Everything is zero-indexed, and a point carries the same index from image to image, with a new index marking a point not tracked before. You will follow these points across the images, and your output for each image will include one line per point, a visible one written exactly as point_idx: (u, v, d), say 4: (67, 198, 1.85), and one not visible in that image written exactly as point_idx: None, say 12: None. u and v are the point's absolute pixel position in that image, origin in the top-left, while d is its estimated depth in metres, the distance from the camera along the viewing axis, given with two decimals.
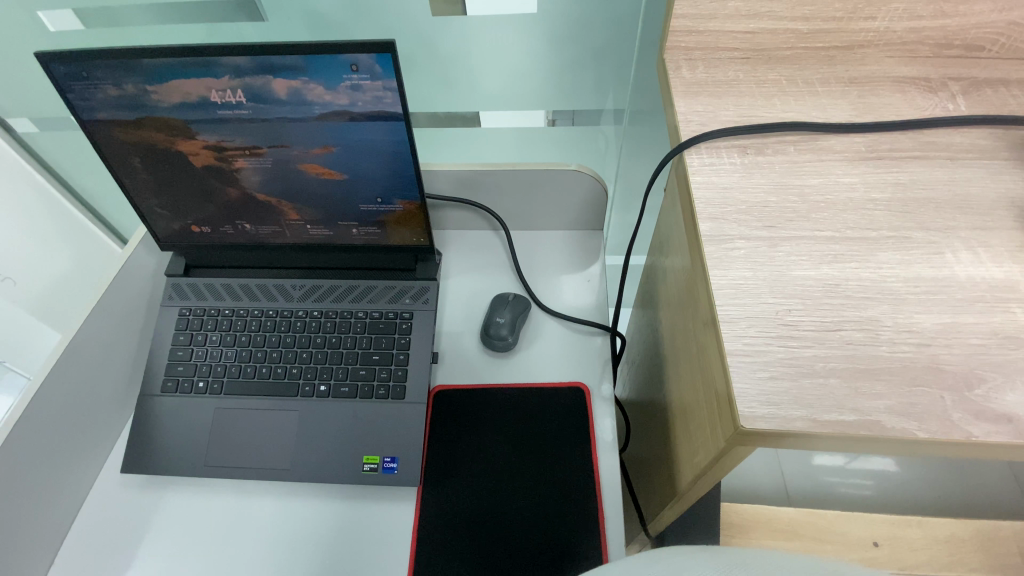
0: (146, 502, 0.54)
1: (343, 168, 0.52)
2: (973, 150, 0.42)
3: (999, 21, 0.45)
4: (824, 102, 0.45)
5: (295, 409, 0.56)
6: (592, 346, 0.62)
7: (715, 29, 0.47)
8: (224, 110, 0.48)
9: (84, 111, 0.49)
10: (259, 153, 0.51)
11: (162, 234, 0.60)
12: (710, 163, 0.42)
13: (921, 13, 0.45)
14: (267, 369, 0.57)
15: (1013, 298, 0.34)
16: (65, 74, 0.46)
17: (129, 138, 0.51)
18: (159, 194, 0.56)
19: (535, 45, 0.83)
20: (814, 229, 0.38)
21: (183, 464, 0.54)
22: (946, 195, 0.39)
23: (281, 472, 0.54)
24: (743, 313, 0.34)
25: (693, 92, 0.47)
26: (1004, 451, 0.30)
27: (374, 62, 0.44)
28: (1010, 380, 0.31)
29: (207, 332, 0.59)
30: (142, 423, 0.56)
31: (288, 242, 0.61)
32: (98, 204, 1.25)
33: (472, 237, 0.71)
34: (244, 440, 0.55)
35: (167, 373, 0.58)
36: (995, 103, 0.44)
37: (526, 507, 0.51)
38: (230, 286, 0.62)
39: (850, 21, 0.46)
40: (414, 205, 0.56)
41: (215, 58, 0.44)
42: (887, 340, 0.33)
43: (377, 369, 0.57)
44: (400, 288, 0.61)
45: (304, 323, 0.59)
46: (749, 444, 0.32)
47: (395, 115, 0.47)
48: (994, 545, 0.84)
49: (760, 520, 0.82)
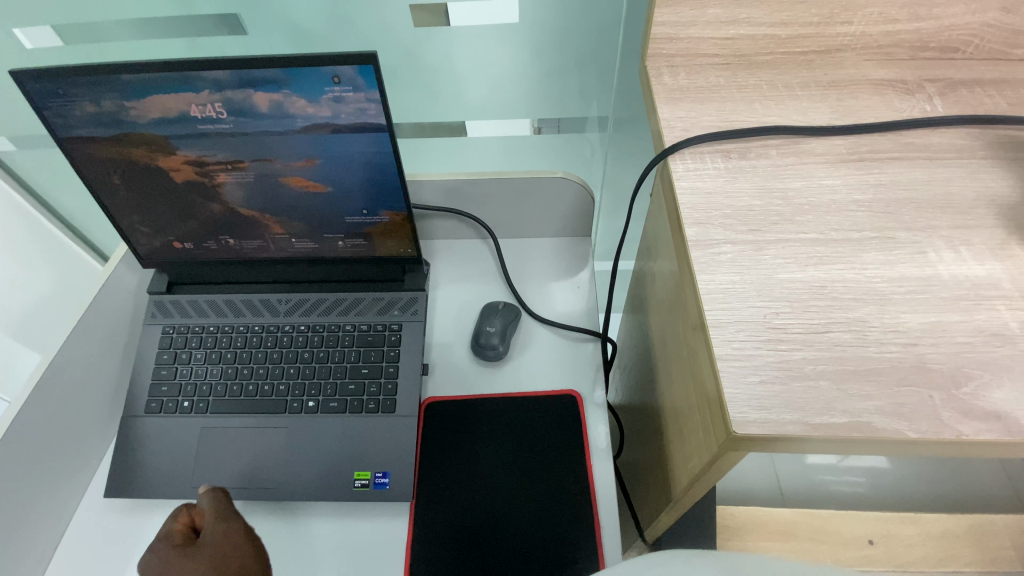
0: (132, 525, 0.52)
1: (327, 180, 0.52)
2: (952, 149, 0.42)
3: (971, 22, 0.46)
4: (804, 106, 0.46)
5: (283, 426, 0.55)
6: (583, 352, 0.61)
7: (695, 36, 0.48)
8: (205, 125, 0.47)
9: (62, 128, 0.48)
10: (241, 167, 0.51)
11: (143, 251, 0.59)
12: (695, 167, 0.42)
13: (896, 16, 0.46)
14: (253, 387, 0.56)
15: (996, 295, 0.35)
16: (42, 92, 0.45)
17: (108, 155, 0.50)
18: (138, 210, 0.55)
19: (520, 54, 0.83)
20: (798, 231, 0.38)
21: (168, 487, 0.53)
22: (927, 195, 0.40)
23: (270, 491, 0.52)
24: (732, 318, 0.34)
25: (676, 98, 0.47)
26: (994, 449, 0.30)
27: (357, 73, 0.43)
28: (998, 377, 0.31)
29: (192, 349, 0.58)
30: (125, 446, 0.54)
31: (273, 256, 0.60)
32: (64, 207, 1.19)
33: (460, 245, 0.71)
34: (232, 460, 0.54)
35: (151, 393, 0.56)
36: (972, 103, 0.45)
37: (521, 520, 0.50)
38: (215, 302, 0.60)
39: (827, 26, 0.47)
40: (400, 216, 0.55)
41: (194, 73, 0.44)
42: (875, 341, 0.33)
43: (366, 383, 0.56)
44: (388, 300, 0.60)
45: (290, 338, 0.58)
46: (742, 449, 0.31)
47: (380, 127, 0.47)
48: (987, 538, 0.86)
49: (754, 523, 0.82)
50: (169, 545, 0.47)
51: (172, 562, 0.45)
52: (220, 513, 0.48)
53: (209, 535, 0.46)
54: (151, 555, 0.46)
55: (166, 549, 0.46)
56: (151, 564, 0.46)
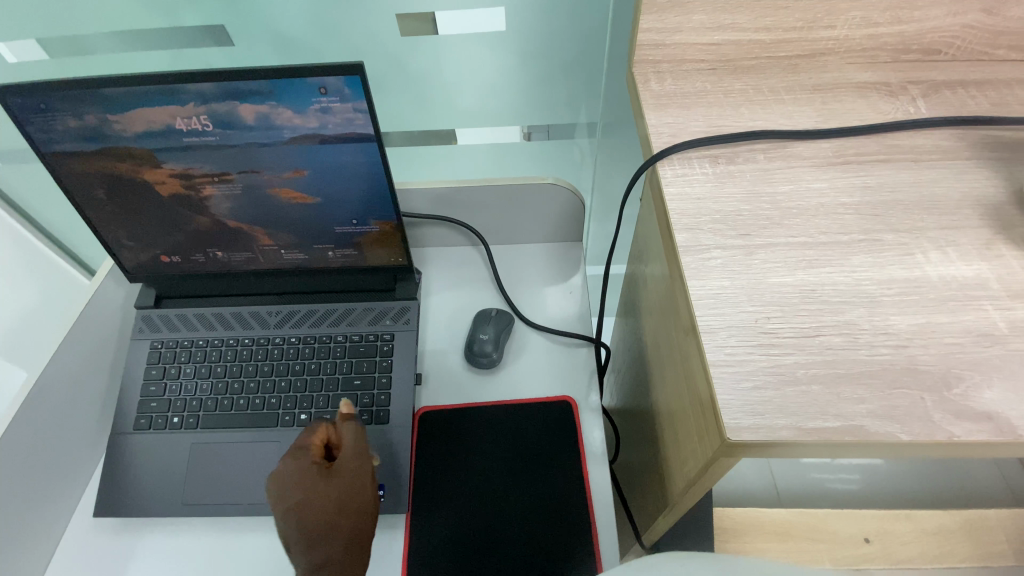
0: (122, 545, 0.51)
1: (316, 191, 0.52)
2: (936, 151, 0.43)
3: (952, 24, 0.47)
4: (790, 109, 0.46)
5: (275, 440, 0.54)
6: (577, 357, 0.61)
7: (680, 42, 0.48)
8: (190, 138, 0.47)
9: (44, 143, 0.47)
10: (228, 180, 0.50)
11: (130, 265, 0.58)
12: (683, 173, 0.42)
13: (879, 20, 0.47)
14: (244, 401, 0.56)
15: (983, 295, 0.35)
16: (24, 108, 0.45)
17: (92, 169, 0.49)
18: (124, 225, 0.54)
19: (508, 61, 0.83)
20: (788, 235, 0.38)
21: (158, 505, 0.52)
22: (913, 196, 0.40)
23: (263, 506, 0.52)
24: (724, 323, 0.34)
25: (663, 103, 0.47)
26: (986, 450, 0.30)
27: (343, 84, 0.43)
28: (987, 377, 0.32)
29: (180, 364, 0.57)
30: (114, 464, 0.53)
31: (262, 268, 0.59)
32: (49, 222, 1.18)
33: (451, 253, 0.71)
34: (223, 476, 0.53)
35: (140, 410, 0.55)
36: (955, 104, 0.46)
37: (517, 529, 0.50)
38: (204, 316, 0.60)
39: (811, 30, 0.47)
40: (390, 225, 0.55)
41: (178, 85, 0.43)
42: (866, 344, 0.33)
43: (358, 395, 0.56)
44: (380, 309, 0.60)
45: (281, 350, 0.58)
46: (736, 455, 0.31)
47: (368, 137, 0.47)
48: (981, 533, 0.86)
49: (752, 524, 0.82)
50: (307, 456, 0.47)
51: (306, 474, 0.46)
52: (357, 448, 0.48)
53: (344, 464, 0.47)
54: (286, 462, 0.47)
55: (305, 460, 0.47)
56: (283, 470, 0.46)
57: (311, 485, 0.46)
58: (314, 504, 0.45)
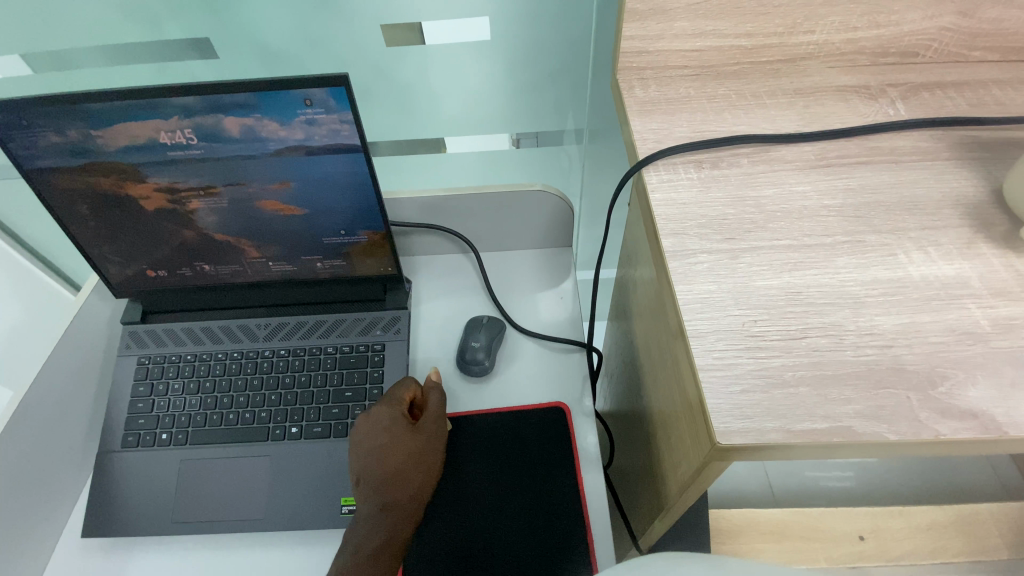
0: (110, 566, 0.50)
1: (303, 203, 0.51)
2: (916, 152, 0.43)
3: (929, 27, 0.47)
4: (773, 114, 0.47)
5: (266, 454, 0.53)
6: (569, 363, 0.61)
7: (663, 49, 0.48)
8: (175, 151, 0.47)
9: (26, 160, 0.47)
10: (214, 193, 0.50)
11: (116, 281, 0.58)
12: (669, 179, 0.43)
13: (857, 24, 0.47)
14: (234, 416, 0.55)
15: (966, 294, 0.35)
16: (5, 124, 0.44)
17: (76, 185, 0.49)
18: (109, 240, 0.54)
19: (493, 70, 0.84)
20: (773, 238, 0.39)
21: (147, 525, 0.51)
22: (895, 197, 0.41)
23: (254, 523, 0.51)
24: (711, 327, 0.35)
25: (647, 110, 0.47)
26: (971, 447, 0.30)
27: (328, 95, 0.43)
28: (971, 375, 0.32)
29: (169, 380, 0.57)
30: (101, 484, 0.52)
31: (250, 280, 0.59)
32: (33, 238, 1.16)
33: (441, 261, 0.71)
34: (213, 493, 0.52)
35: (128, 427, 0.55)
36: (933, 105, 0.46)
37: (512, 537, 0.50)
38: (192, 330, 0.59)
39: (791, 35, 0.48)
40: (379, 235, 0.55)
41: (162, 99, 0.43)
42: (852, 345, 0.34)
43: (350, 406, 0.55)
44: (370, 319, 0.60)
45: (271, 363, 0.57)
46: (727, 459, 0.32)
47: (354, 147, 0.47)
48: (974, 528, 0.87)
49: (748, 525, 0.82)
50: (396, 407, 0.52)
51: (391, 423, 0.51)
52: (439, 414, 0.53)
53: (426, 424, 0.52)
54: (379, 408, 0.52)
55: (396, 412, 0.52)
56: (374, 416, 0.52)
57: (392, 432, 0.51)
58: (393, 451, 0.50)
